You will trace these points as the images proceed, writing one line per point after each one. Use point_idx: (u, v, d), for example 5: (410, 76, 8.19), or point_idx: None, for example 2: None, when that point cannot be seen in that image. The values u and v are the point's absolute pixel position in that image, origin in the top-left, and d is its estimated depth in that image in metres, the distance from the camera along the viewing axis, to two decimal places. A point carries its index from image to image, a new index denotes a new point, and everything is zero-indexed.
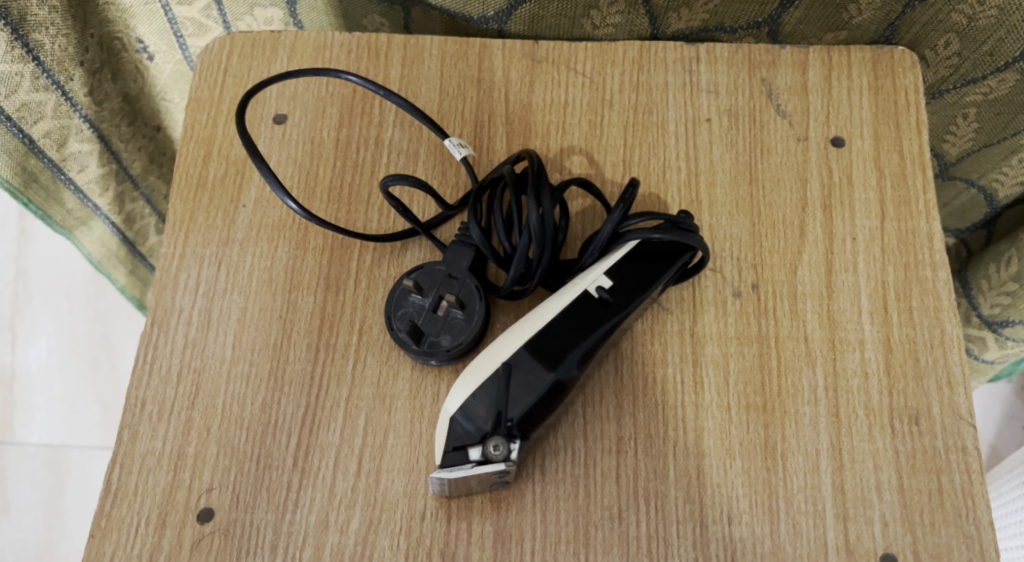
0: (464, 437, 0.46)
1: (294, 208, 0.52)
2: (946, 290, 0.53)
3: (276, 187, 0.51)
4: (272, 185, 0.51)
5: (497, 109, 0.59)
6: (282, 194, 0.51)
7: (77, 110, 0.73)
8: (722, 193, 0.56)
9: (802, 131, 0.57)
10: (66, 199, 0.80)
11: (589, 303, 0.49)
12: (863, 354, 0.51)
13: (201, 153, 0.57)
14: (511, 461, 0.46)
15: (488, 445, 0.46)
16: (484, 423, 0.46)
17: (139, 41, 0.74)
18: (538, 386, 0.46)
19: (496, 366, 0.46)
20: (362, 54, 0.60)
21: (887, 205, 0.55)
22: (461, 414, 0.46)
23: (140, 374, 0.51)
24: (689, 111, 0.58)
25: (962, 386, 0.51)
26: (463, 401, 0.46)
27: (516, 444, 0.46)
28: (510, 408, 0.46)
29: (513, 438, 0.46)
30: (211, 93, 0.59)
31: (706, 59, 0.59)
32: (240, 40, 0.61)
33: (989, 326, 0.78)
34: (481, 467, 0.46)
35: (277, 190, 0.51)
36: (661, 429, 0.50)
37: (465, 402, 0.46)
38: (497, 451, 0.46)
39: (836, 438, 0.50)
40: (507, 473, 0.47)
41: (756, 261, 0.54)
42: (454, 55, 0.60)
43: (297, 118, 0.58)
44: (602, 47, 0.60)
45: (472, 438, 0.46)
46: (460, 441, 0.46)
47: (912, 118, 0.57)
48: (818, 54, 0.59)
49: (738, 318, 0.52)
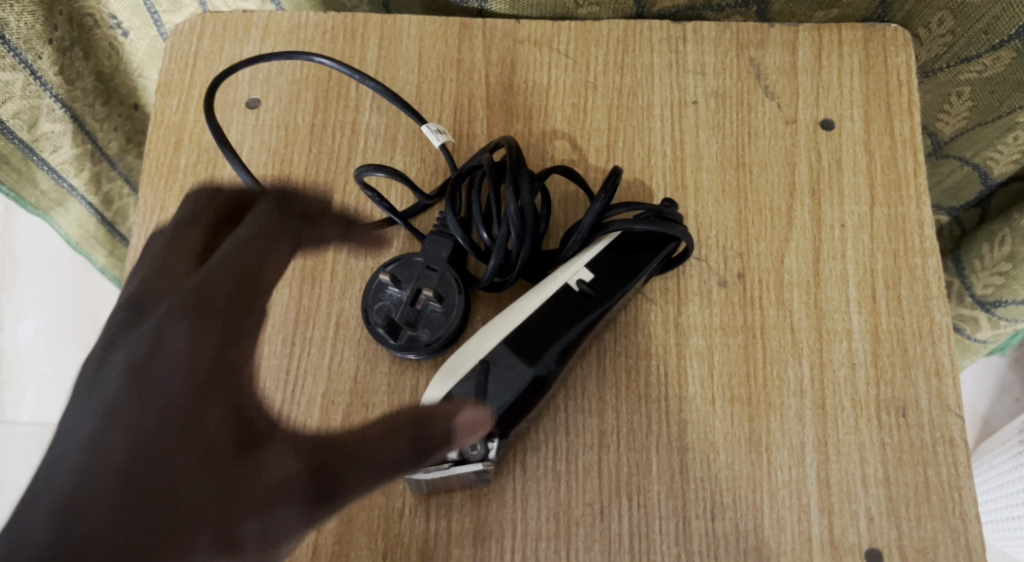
0: None
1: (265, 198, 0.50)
2: (935, 278, 0.52)
3: (246, 177, 0.50)
4: (242, 174, 0.50)
5: (478, 92, 0.57)
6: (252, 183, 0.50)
7: (48, 89, 0.71)
8: (708, 178, 0.54)
9: (790, 114, 0.56)
10: (39, 179, 0.78)
11: (569, 297, 0.47)
12: (850, 345, 0.50)
13: (172, 139, 0.56)
14: (488, 460, 0.45)
15: (466, 445, 0.45)
16: None
17: (112, 17, 0.71)
18: (518, 382, 0.45)
19: (475, 363, 0.45)
20: (338, 35, 0.58)
21: (877, 190, 0.54)
22: None
23: None
24: (675, 93, 0.56)
25: (950, 377, 0.50)
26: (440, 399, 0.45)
27: (494, 444, 0.45)
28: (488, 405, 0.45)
29: (491, 437, 0.45)
30: (182, 77, 0.57)
31: (692, 38, 0.58)
32: (211, 20, 0.59)
33: (982, 306, 0.77)
34: (459, 468, 0.45)
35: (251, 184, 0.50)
36: (644, 422, 0.49)
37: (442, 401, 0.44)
38: (475, 451, 0.45)
39: (822, 431, 0.49)
40: (485, 473, 0.46)
41: (742, 249, 0.53)
42: (433, 35, 0.58)
43: (270, 102, 0.57)
44: (586, 27, 0.58)
45: None
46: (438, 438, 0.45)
47: (904, 98, 0.56)
48: (808, 32, 0.57)
49: (723, 309, 0.51)
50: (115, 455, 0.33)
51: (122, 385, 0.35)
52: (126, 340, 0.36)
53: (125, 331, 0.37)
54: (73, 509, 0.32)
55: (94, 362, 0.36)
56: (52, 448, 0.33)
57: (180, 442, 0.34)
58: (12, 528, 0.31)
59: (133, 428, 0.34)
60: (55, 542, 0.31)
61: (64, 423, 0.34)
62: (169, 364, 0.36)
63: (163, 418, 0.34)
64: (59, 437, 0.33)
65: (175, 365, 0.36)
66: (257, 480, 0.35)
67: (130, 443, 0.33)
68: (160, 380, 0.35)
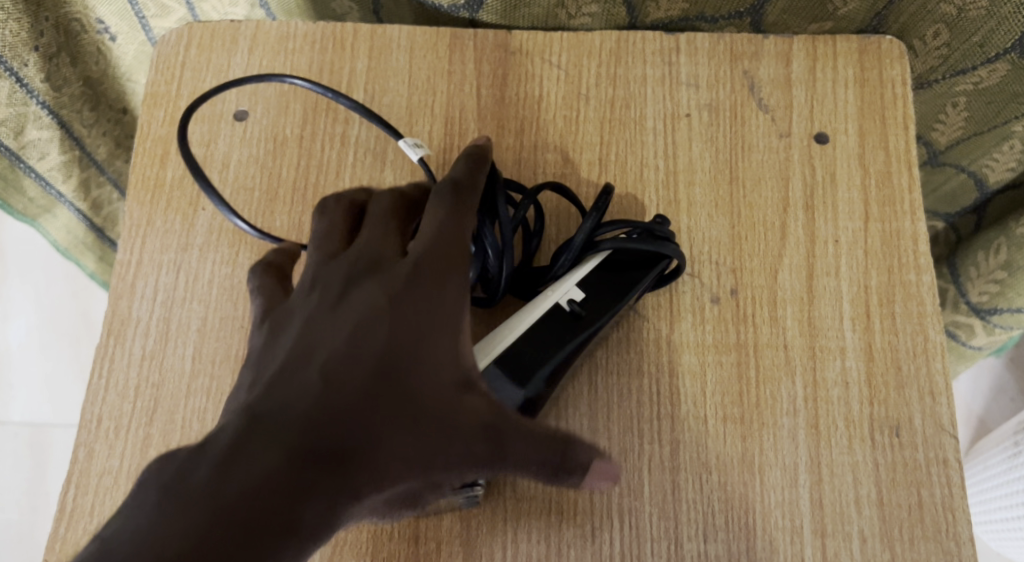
0: None
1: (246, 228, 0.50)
2: (930, 295, 0.51)
3: (223, 208, 0.50)
4: (220, 207, 0.50)
5: (469, 104, 0.56)
6: (231, 214, 0.50)
7: (34, 96, 0.70)
8: (701, 192, 0.54)
9: (784, 127, 0.55)
10: (27, 187, 0.77)
11: (560, 318, 0.47)
12: (844, 362, 0.50)
13: (159, 152, 0.55)
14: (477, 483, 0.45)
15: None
16: None
17: (99, 22, 0.70)
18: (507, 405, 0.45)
19: None
20: (327, 45, 0.57)
21: (871, 205, 0.53)
22: None
23: (97, 388, 0.50)
24: (668, 106, 0.56)
25: (944, 396, 0.49)
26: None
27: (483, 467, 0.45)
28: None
29: None
30: (169, 88, 0.57)
31: (686, 50, 0.57)
32: (198, 30, 0.58)
33: (977, 313, 0.77)
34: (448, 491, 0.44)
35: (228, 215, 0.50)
36: (636, 442, 0.49)
37: None
38: None
39: (815, 451, 0.48)
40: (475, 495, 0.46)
41: (735, 265, 0.52)
42: (423, 46, 0.58)
43: (259, 114, 0.56)
44: (578, 38, 0.57)
45: None
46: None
47: (898, 111, 0.55)
48: (802, 44, 0.57)
49: (716, 326, 0.51)
50: (351, 378, 0.40)
51: (357, 324, 0.42)
52: (365, 288, 0.43)
53: (364, 278, 0.43)
54: (266, 432, 0.38)
55: (336, 298, 0.43)
56: (287, 352, 0.41)
57: (410, 372, 0.41)
58: (256, 422, 0.38)
59: (365, 352, 0.41)
60: (294, 429, 0.38)
61: (309, 333, 0.41)
62: (421, 305, 0.42)
63: (393, 345, 0.41)
64: (305, 334, 0.41)
65: (411, 314, 0.42)
66: (463, 417, 0.42)
67: (356, 360, 0.41)
68: (402, 323, 0.42)
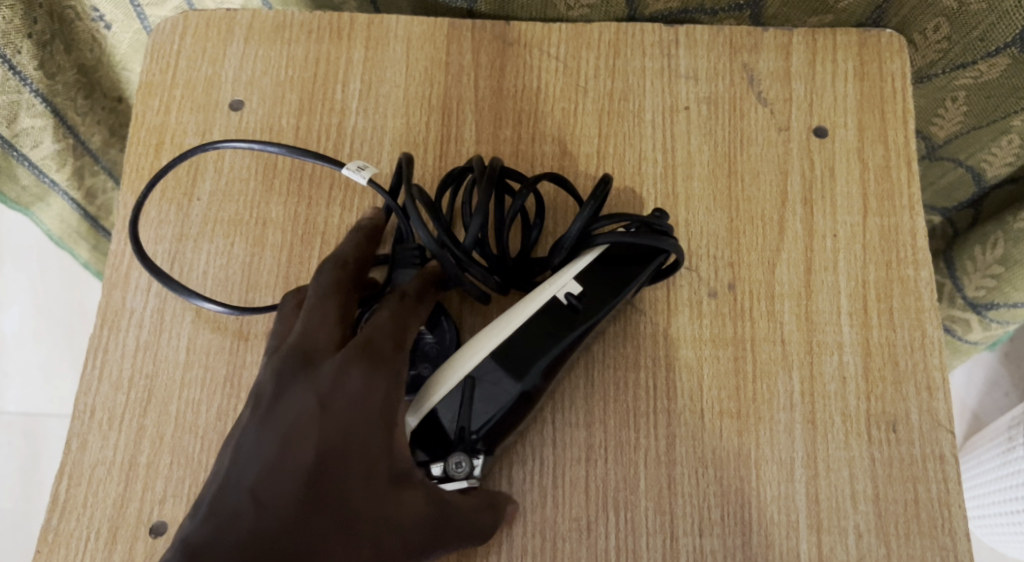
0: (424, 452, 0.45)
1: (216, 307, 0.49)
2: (927, 290, 0.51)
3: (190, 295, 0.48)
4: (185, 294, 0.49)
5: (466, 95, 0.56)
6: (197, 298, 0.48)
7: (28, 84, 0.70)
8: (699, 186, 0.54)
9: (783, 121, 0.55)
10: (20, 174, 0.77)
11: (557, 311, 0.47)
12: (841, 357, 0.50)
13: (154, 142, 0.55)
14: (471, 476, 0.45)
15: (451, 461, 0.44)
16: (446, 438, 0.45)
17: (94, 9, 0.70)
18: (503, 398, 0.45)
19: (460, 378, 0.44)
20: (324, 35, 0.57)
21: (870, 200, 0.53)
22: (425, 428, 0.44)
23: (90, 379, 0.49)
24: (667, 98, 0.55)
25: (941, 391, 0.49)
26: (427, 411, 0.44)
27: (478, 460, 0.45)
28: (476, 425, 0.45)
29: (475, 453, 0.45)
30: (163, 76, 0.56)
31: (685, 42, 0.57)
32: (194, 18, 0.57)
33: (974, 308, 0.77)
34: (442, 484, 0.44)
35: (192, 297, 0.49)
36: (632, 436, 0.48)
37: (426, 417, 0.44)
38: (459, 469, 0.44)
39: (812, 445, 0.48)
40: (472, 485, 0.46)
41: (733, 259, 0.52)
42: (421, 37, 0.57)
43: (255, 104, 0.56)
44: (577, 30, 0.57)
45: (432, 454, 0.45)
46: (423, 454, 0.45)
47: (898, 105, 0.55)
48: (802, 37, 0.56)
49: (713, 320, 0.51)
50: (287, 498, 0.39)
51: (287, 436, 0.40)
52: (293, 393, 0.41)
53: (293, 376, 0.42)
54: None
55: (264, 409, 0.41)
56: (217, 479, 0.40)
57: (346, 478, 0.41)
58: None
59: (297, 467, 0.40)
60: None
61: (239, 455, 0.40)
62: (353, 408, 0.41)
63: (325, 455, 0.41)
64: (235, 456, 0.40)
65: (343, 419, 0.41)
66: (401, 515, 0.42)
67: (290, 479, 0.40)
68: (333, 429, 0.41)
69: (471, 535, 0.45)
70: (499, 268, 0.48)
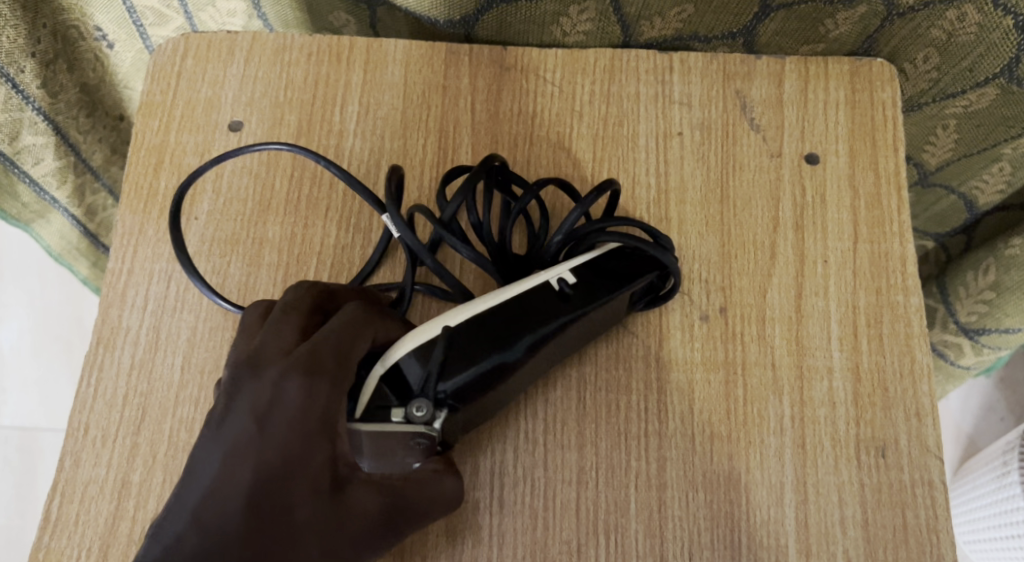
0: (389, 396, 0.44)
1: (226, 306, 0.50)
2: (917, 317, 0.52)
3: (204, 287, 0.50)
4: (198, 284, 0.50)
5: (463, 118, 0.56)
6: (209, 292, 0.50)
7: (30, 102, 0.70)
8: (692, 211, 0.54)
9: (775, 147, 0.56)
10: (21, 192, 0.77)
11: (547, 293, 0.47)
12: (831, 383, 0.50)
13: (153, 161, 0.55)
14: (431, 427, 0.43)
15: (412, 406, 0.43)
16: (414, 385, 0.44)
17: (98, 29, 0.71)
18: (478, 360, 0.45)
19: (437, 330, 0.44)
20: (324, 58, 0.58)
21: (860, 226, 0.54)
22: (393, 372, 0.44)
23: (84, 397, 0.50)
24: (660, 123, 0.56)
25: (930, 418, 0.49)
26: (400, 359, 0.44)
27: (440, 414, 0.44)
28: (447, 385, 0.44)
29: (439, 407, 0.44)
30: (164, 97, 0.57)
31: (679, 69, 0.57)
32: (195, 40, 0.58)
33: (966, 333, 0.77)
34: (399, 428, 0.43)
35: (211, 295, 0.50)
36: (623, 459, 0.49)
37: (398, 362, 0.44)
38: (420, 413, 0.43)
39: (801, 470, 0.49)
40: (427, 442, 0.44)
41: (724, 284, 0.52)
42: (419, 60, 0.58)
43: (254, 125, 0.56)
44: (573, 55, 0.58)
45: (396, 398, 0.44)
46: (385, 398, 0.44)
47: (888, 134, 0.56)
48: (794, 65, 0.57)
49: (704, 343, 0.51)
50: (231, 518, 0.38)
51: (230, 455, 0.39)
52: (238, 405, 0.40)
53: (237, 391, 0.41)
54: None
55: (212, 423, 0.40)
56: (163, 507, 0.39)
57: (291, 495, 0.40)
58: None
59: (240, 489, 0.39)
60: None
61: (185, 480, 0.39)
62: (294, 421, 0.40)
63: (267, 474, 0.39)
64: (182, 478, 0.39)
65: (284, 432, 0.40)
66: (349, 520, 0.41)
67: (232, 497, 0.38)
68: (275, 444, 0.40)
69: (433, 512, 0.45)
70: (499, 257, 0.49)
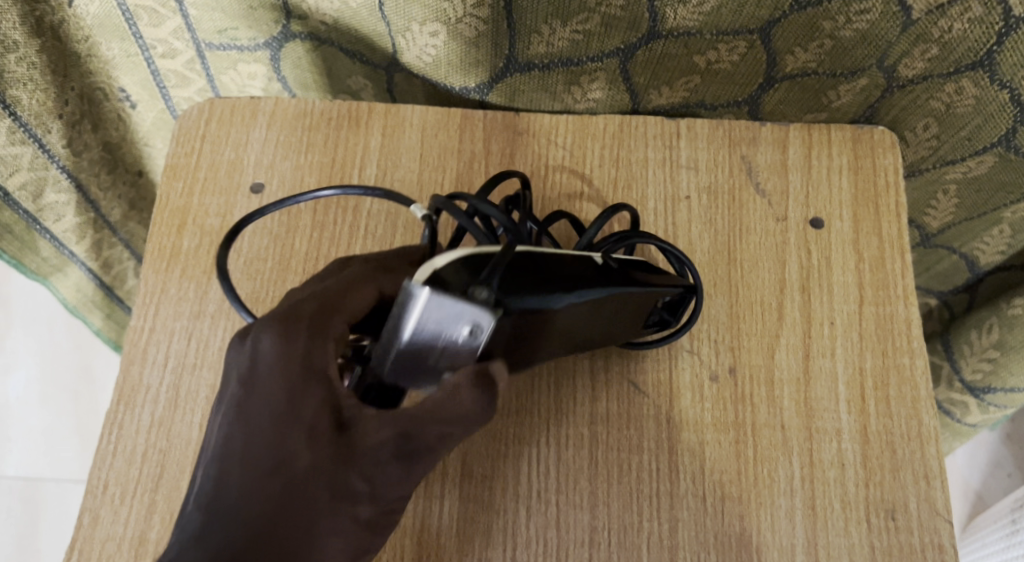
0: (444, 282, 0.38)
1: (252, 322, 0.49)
2: (923, 379, 0.53)
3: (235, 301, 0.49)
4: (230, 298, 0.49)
5: (477, 181, 0.58)
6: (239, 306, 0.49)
7: (55, 161, 0.72)
8: (700, 272, 0.56)
9: (781, 211, 0.57)
10: (41, 247, 0.79)
11: (593, 262, 0.46)
12: (840, 445, 0.51)
13: (176, 222, 0.57)
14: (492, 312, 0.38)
15: (475, 286, 0.39)
16: (472, 275, 0.39)
17: (121, 91, 0.73)
18: (538, 274, 0.42)
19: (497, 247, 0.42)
20: (343, 122, 0.60)
21: (865, 289, 0.55)
22: (449, 265, 0.39)
23: (104, 454, 0.51)
24: (668, 187, 0.58)
25: (938, 480, 0.50)
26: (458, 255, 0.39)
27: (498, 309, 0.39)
28: (509, 297, 0.40)
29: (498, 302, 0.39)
30: (188, 159, 0.59)
31: (686, 135, 0.59)
32: (219, 105, 0.60)
33: (972, 391, 0.78)
34: (464, 310, 0.38)
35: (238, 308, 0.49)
36: (635, 519, 0.50)
37: (457, 256, 0.39)
38: (484, 296, 0.38)
39: (812, 533, 0.49)
40: (478, 332, 0.39)
41: (733, 344, 0.53)
42: (435, 124, 0.60)
43: (274, 187, 0.58)
44: (584, 121, 0.60)
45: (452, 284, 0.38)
46: (445, 278, 0.38)
47: (891, 200, 0.57)
48: (798, 132, 0.59)
49: (714, 404, 0.52)
50: (231, 488, 0.39)
51: (223, 427, 0.40)
52: (226, 380, 0.41)
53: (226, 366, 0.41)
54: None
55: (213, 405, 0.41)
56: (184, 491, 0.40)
57: (286, 447, 0.39)
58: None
59: (234, 456, 0.39)
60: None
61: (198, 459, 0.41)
62: (273, 374, 0.40)
63: (255, 437, 0.40)
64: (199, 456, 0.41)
65: (263, 387, 0.40)
66: (359, 454, 0.40)
67: (230, 465, 0.39)
68: (258, 401, 0.40)
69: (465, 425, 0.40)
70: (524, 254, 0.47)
